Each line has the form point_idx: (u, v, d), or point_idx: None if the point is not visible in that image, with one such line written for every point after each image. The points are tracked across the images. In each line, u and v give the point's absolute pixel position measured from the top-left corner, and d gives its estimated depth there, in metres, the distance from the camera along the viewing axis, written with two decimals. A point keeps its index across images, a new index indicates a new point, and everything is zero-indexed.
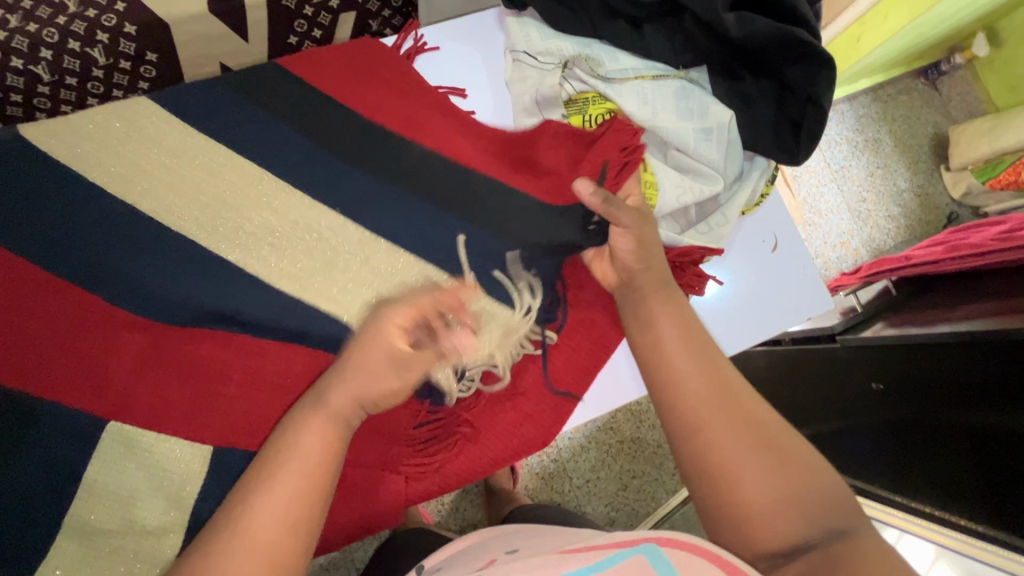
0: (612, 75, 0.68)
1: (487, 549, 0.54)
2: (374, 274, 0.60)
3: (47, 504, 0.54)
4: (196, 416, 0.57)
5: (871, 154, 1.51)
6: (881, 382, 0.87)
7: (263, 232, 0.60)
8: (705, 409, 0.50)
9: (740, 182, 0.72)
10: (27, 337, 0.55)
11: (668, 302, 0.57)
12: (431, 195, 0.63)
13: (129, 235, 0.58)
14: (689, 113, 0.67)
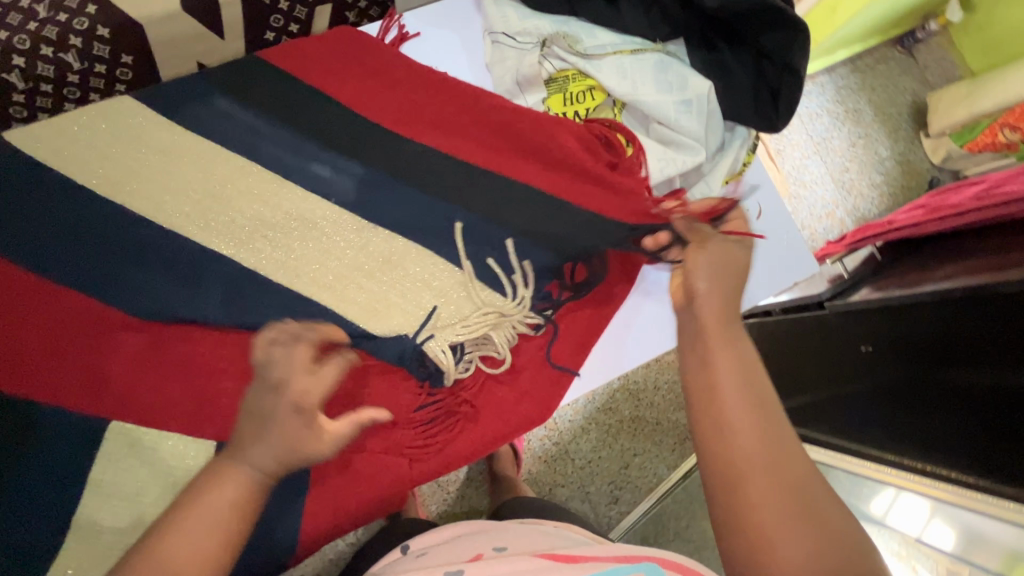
0: (591, 51, 0.68)
1: (473, 541, 0.59)
2: (366, 262, 0.62)
3: (54, 505, 0.54)
4: (195, 412, 0.57)
5: (852, 124, 1.53)
6: (869, 343, 0.90)
7: (254, 225, 0.61)
8: (762, 464, 0.44)
9: (721, 153, 0.73)
10: (19, 341, 0.55)
11: (727, 342, 0.51)
12: (420, 184, 0.65)
13: (120, 234, 0.58)
14: (669, 86, 0.67)
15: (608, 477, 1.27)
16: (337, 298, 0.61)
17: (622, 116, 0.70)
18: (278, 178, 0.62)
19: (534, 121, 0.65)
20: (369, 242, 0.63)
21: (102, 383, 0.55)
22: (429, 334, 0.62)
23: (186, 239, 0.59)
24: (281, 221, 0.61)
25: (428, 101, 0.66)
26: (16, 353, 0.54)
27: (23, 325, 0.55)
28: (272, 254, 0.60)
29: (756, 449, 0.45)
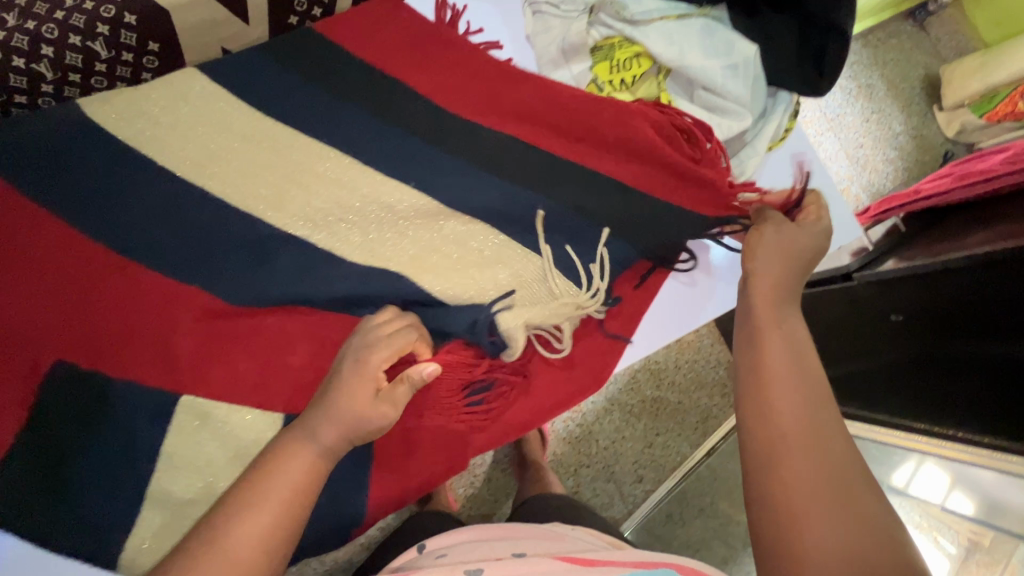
0: (638, 16, 0.68)
1: (489, 545, 0.59)
2: (422, 238, 0.61)
3: (126, 478, 0.55)
4: (265, 385, 0.57)
5: (866, 100, 1.52)
6: (899, 313, 0.87)
7: (303, 203, 0.60)
8: (809, 442, 0.42)
9: (764, 119, 0.73)
10: (81, 318, 0.54)
11: (781, 326, 0.50)
12: (461, 152, 0.64)
13: (175, 211, 0.58)
14: (715, 50, 0.67)
15: (632, 457, 1.27)
16: (384, 265, 0.59)
17: (666, 83, 0.69)
18: (331, 152, 0.62)
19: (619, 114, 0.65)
20: (411, 215, 0.62)
21: (173, 358, 0.56)
22: (505, 305, 0.60)
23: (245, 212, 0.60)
24: (330, 208, 0.60)
25: (479, 74, 0.67)
26: (86, 331, 0.54)
27: (91, 301, 0.54)
28: (326, 232, 0.59)
29: (793, 428, 0.43)
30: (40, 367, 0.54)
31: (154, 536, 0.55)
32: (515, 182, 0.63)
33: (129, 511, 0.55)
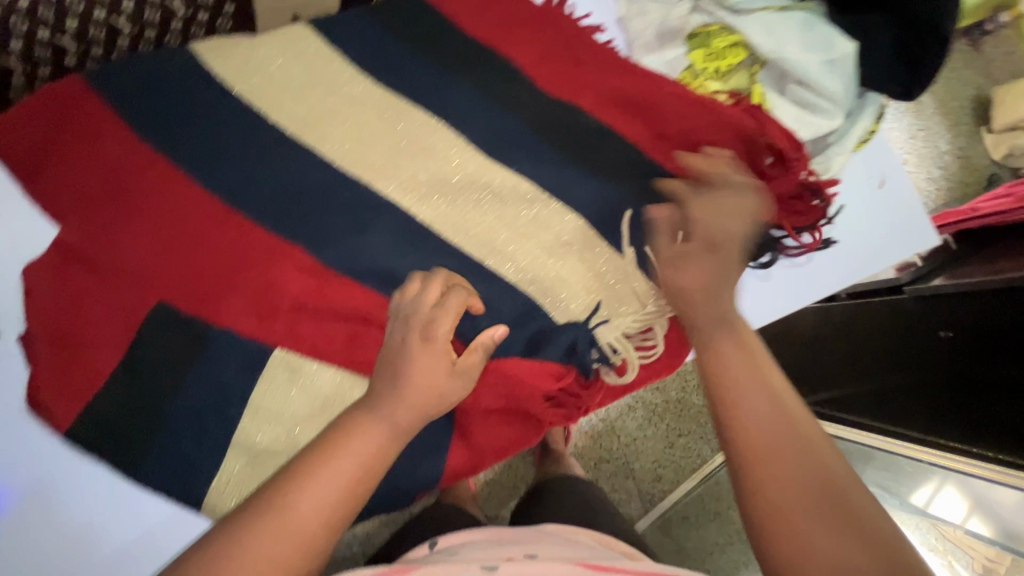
0: (741, 6, 0.68)
1: (501, 545, 0.58)
2: (507, 217, 0.63)
3: (218, 420, 0.59)
4: (353, 349, 0.60)
5: (913, 117, 1.48)
6: (950, 330, 0.84)
7: (405, 173, 0.64)
8: (772, 453, 0.46)
9: (850, 120, 0.72)
10: (201, 266, 0.60)
11: (725, 334, 0.53)
12: (543, 135, 0.66)
13: (281, 176, 0.63)
14: (814, 45, 0.67)
15: (653, 456, 1.29)
16: (464, 239, 0.63)
17: (759, 74, 0.69)
18: (436, 124, 0.66)
19: (705, 120, 0.65)
20: (488, 195, 0.64)
21: (271, 314, 0.59)
22: (602, 319, 0.64)
23: (349, 176, 0.64)
24: (429, 181, 0.64)
25: (582, 61, 0.69)
26: (194, 281, 0.60)
27: (201, 256, 0.60)
28: (428, 197, 0.64)
29: (762, 438, 0.47)
30: (143, 309, 0.59)
31: (238, 480, 0.58)
32: (596, 172, 0.64)
33: (221, 454, 0.58)
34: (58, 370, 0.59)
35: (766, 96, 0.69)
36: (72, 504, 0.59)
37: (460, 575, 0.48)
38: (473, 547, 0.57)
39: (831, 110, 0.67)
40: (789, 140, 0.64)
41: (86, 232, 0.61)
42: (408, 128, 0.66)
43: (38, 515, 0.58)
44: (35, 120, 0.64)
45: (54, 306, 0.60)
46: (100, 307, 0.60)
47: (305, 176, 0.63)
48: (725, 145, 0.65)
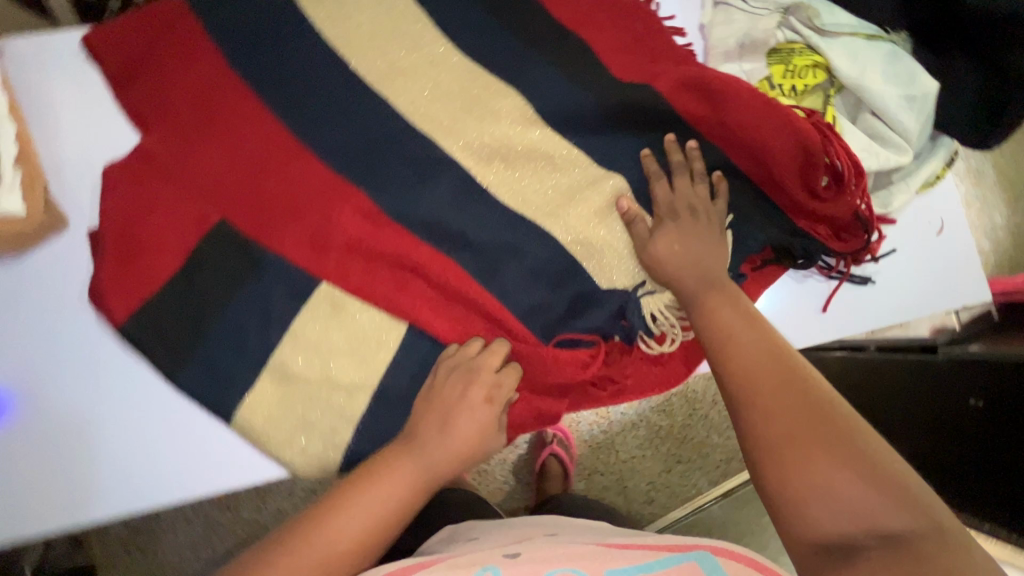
0: (830, 27, 0.67)
1: (516, 532, 0.62)
2: (565, 187, 0.67)
3: (262, 341, 0.63)
4: (397, 297, 0.64)
5: (971, 185, 1.45)
6: (981, 398, 0.80)
7: (470, 133, 0.67)
8: (760, 387, 0.53)
9: (917, 161, 0.71)
10: (274, 197, 0.65)
11: (718, 294, 0.61)
12: (607, 127, 0.68)
13: (355, 125, 0.67)
14: (896, 78, 0.66)
15: (648, 477, 1.42)
16: (514, 216, 0.66)
17: (833, 98, 0.69)
18: (507, 90, 0.68)
19: (772, 125, 0.64)
20: (544, 178, 0.67)
21: (324, 248, 0.64)
22: (648, 291, 0.68)
23: (416, 131, 0.67)
24: (492, 145, 0.67)
25: (657, 57, 0.70)
26: (258, 206, 0.65)
27: (268, 184, 0.66)
28: (489, 162, 0.67)
29: (759, 371, 0.54)
30: (206, 224, 0.65)
31: (267, 400, 0.61)
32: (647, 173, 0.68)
33: (256, 372, 0.62)
34: (120, 266, 0.63)
35: (839, 121, 0.68)
36: (133, 411, 0.62)
37: (484, 560, 0.51)
38: (489, 536, 0.62)
39: (903, 147, 0.67)
40: (850, 161, 0.65)
41: (167, 145, 0.66)
42: (479, 98, 0.68)
43: (101, 415, 0.61)
44: (137, 35, 0.68)
45: (126, 205, 0.64)
46: (166, 214, 0.65)
47: (377, 128, 0.67)
48: (783, 155, 0.65)
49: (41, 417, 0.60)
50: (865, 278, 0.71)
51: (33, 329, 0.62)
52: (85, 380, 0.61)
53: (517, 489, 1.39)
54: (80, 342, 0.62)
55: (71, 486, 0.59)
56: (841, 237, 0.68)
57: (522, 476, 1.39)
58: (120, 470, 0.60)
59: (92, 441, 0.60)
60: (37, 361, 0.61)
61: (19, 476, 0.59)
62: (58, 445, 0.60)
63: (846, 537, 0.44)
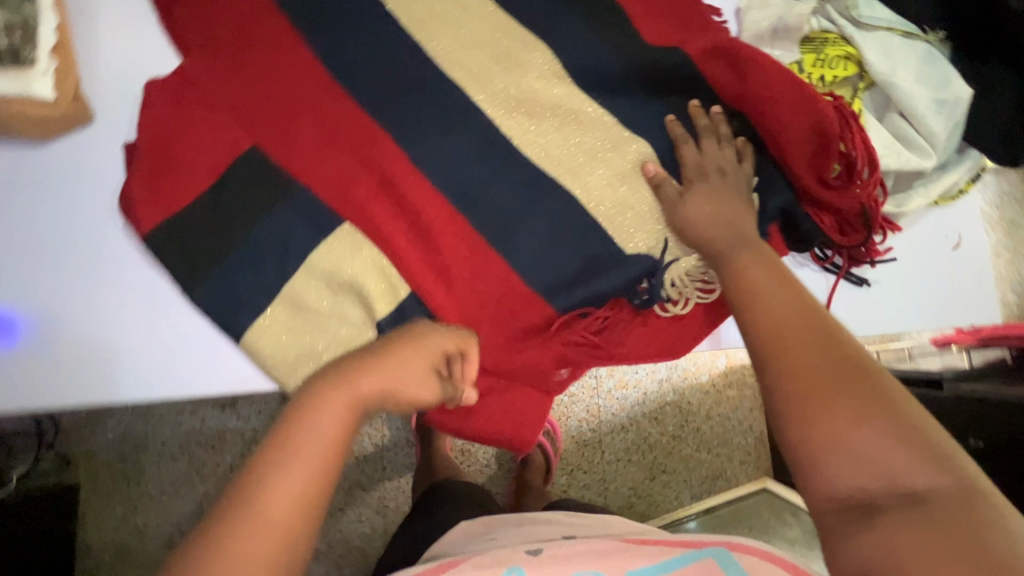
0: (865, 19, 0.67)
1: (539, 531, 0.69)
2: (588, 145, 0.69)
3: (272, 264, 0.65)
4: (409, 234, 0.67)
5: (1003, 235, 1.44)
6: (979, 439, 0.85)
7: (497, 87, 0.68)
8: (787, 342, 0.51)
9: (941, 171, 0.71)
10: (297, 120, 0.67)
11: (750, 253, 0.61)
12: (630, 105, 0.69)
13: (385, 62, 0.68)
14: (927, 80, 0.66)
15: (630, 483, 1.42)
16: (530, 177, 0.68)
17: (862, 94, 0.69)
18: (539, 45, 0.69)
19: (794, 106, 0.64)
20: (565, 145, 0.69)
21: (346, 187, 0.66)
22: (672, 257, 0.69)
23: (445, 77, 0.68)
24: (518, 97, 0.68)
25: (692, 34, 0.69)
26: (288, 138, 0.67)
27: (300, 118, 0.67)
28: (514, 113, 0.68)
29: (787, 324, 0.53)
30: (236, 149, 0.66)
31: (273, 322, 0.64)
32: (665, 152, 0.69)
33: (265, 295, 0.64)
34: (149, 180, 0.64)
35: (864, 116, 0.68)
36: (145, 311, 0.66)
37: (510, 560, 0.56)
38: (513, 535, 0.68)
39: (926, 148, 0.66)
40: (865, 151, 0.64)
41: (207, 70, 0.68)
42: (510, 57, 0.69)
43: (115, 312, 0.66)
44: None
45: (160, 120, 0.65)
46: (199, 134, 0.66)
47: (407, 69, 0.68)
48: (800, 139, 0.65)
49: (60, 308, 0.65)
50: (863, 280, 0.73)
51: (58, 236, 0.66)
52: (103, 281, 0.66)
53: (498, 475, 1.38)
54: (101, 246, 0.66)
55: (85, 375, 0.64)
56: (845, 231, 0.68)
57: (504, 463, 1.38)
58: (131, 364, 0.66)
59: (106, 336, 0.65)
60: (60, 261, 0.65)
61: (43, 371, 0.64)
62: (75, 338, 0.65)
63: (862, 493, 0.43)
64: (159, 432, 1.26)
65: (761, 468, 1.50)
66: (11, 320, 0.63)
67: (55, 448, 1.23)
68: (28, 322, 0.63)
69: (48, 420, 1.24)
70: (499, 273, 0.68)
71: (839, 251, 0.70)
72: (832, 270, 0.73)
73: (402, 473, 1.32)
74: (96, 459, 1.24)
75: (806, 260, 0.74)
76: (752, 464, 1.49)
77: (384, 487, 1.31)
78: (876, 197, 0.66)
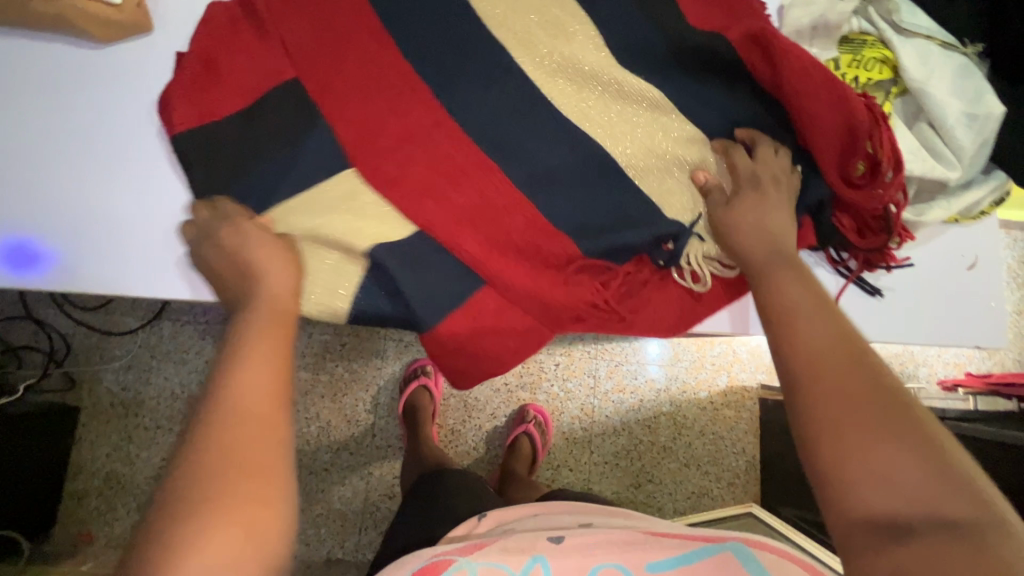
0: (906, 25, 0.68)
1: (555, 519, 0.67)
2: (616, 119, 0.71)
3: (299, 190, 0.68)
4: (433, 178, 0.69)
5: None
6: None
7: (538, 51, 0.70)
8: (831, 367, 0.47)
9: (965, 189, 0.71)
10: (343, 55, 0.70)
11: (784, 267, 0.58)
12: (664, 85, 0.71)
13: (434, 14, 0.70)
14: (961, 92, 0.67)
15: (615, 487, 1.41)
16: (557, 143, 0.70)
17: (893, 100, 0.70)
18: (585, 16, 0.71)
19: (826, 102, 0.65)
20: (594, 117, 0.71)
21: (382, 129, 0.69)
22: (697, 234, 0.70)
23: (490, 35, 0.70)
24: (560, 63, 0.70)
25: (737, 18, 0.70)
26: (334, 74, 0.69)
27: (348, 56, 0.70)
28: (550, 77, 0.70)
29: (823, 344, 0.49)
30: (285, 80, 0.69)
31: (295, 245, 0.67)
32: (691, 134, 0.71)
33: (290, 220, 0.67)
34: (197, 99, 0.67)
35: (892, 118, 0.69)
36: (171, 222, 0.70)
37: (534, 550, 0.55)
38: (526, 523, 0.67)
39: (951, 160, 0.67)
40: (892, 152, 0.65)
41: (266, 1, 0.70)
42: (553, 24, 0.71)
43: (146, 222, 0.69)
44: None
45: (216, 42, 0.69)
46: (249, 63, 0.69)
47: (455, 23, 0.70)
48: (827, 136, 0.66)
49: (100, 211, 0.69)
50: (873, 290, 0.74)
51: (102, 144, 0.69)
52: (140, 191, 0.69)
53: (484, 460, 1.38)
54: (142, 159, 0.70)
55: (111, 277, 0.68)
56: (863, 233, 0.70)
57: (492, 448, 1.39)
58: (153, 273, 0.69)
59: (135, 243, 0.69)
60: (103, 169, 0.69)
61: (72, 269, 0.68)
62: (109, 241, 0.69)
63: (894, 518, 0.40)
64: (163, 368, 1.30)
65: (748, 493, 1.47)
66: (51, 218, 0.68)
67: (62, 367, 1.27)
68: (67, 226, 0.68)
69: (60, 339, 1.28)
70: (517, 225, 0.70)
71: (855, 254, 0.71)
72: (841, 273, 0.74)
73: (391, 445, 1.34)
74: (100, 383, 1.28)
75: (820, 260, 0.74)
76: (740, 487, 1.46)
77: (372, 456, 1.33)
78: (898, 200, 0.67)
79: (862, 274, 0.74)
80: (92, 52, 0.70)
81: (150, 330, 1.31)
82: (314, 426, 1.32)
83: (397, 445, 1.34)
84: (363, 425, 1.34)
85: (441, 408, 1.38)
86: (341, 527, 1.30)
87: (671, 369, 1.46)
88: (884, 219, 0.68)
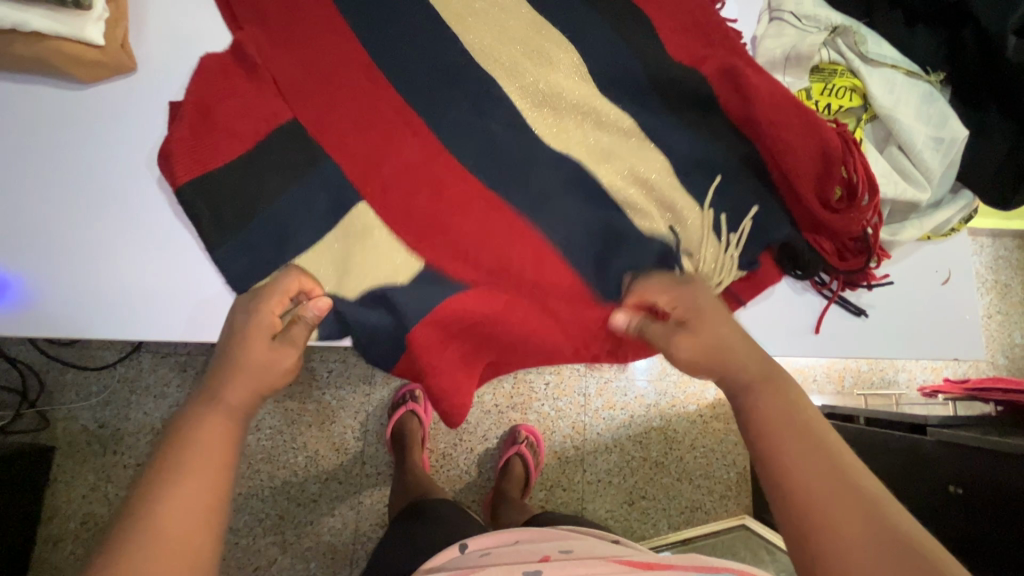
0: (872, 55, 0.72)
1: (532, 545, 0.65)
2: (600, 148, 0.72)
3: (288, 226, 0.68)
4: (424, 208, 0.70)
5: (997, 297, 1.49)
6: (960, 486, 0.84)
7: (523, 85, 0.72)
8: (826, 507, 0.44)
9: (936, 208, 0.75)
10: (332, 88, 0.71)
11: (757, 383, 0.54)
12: (646, 113, 0.73)
13: (421, 49, 0.72)
14: (926, 118, 0.71)
15: (609, 504, 1.41)
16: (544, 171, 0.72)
17: (863, 125, 0.74)
18: (567, 48, 0.73)
19: (798, 132, 0.68)
20: (579, 146, 0.72)
21: (373, 162, 0.70)
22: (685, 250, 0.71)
23: (476, 70, 0.72)
24: (544, 95, 0.72)
25: (712, 49, 0.73)
26: (324, 108, 0.70)
27: (339, 91, 0.71)
28: (534, 109, 0.72)
29: (811, 478, 0.46)
30: (272, 116, 0.69)
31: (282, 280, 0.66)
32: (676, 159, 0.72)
33: (278, 256, 0.67)
34: (181, 141, 0.66)
35: (864, 143, 0.73)
36: (152, 258, 0.68)
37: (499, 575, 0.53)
38: (516, 543, 0.67)
39: (923, 183, 0.71)
40: (865, 176, 0.68)
41: (252, 37, 0.71)
42: (535, 57, 0.72)
43: (131, 257, 0.68)
44: None
45: (200, 81, 0.68)
46: (240, 102, 0.68)
47: (442, 58, 0.72)
48: (803, 164, 0.69)
49: (81, 248, 0.67)
50: (858, 309, 0.76)
51: (79, 181, 0.68)
52: (124, 226, 0.68)
53: (476, 484, 1.37)
54: (126, 194, 0.69)
55: (92, 314, 0.67)
56: (844, 256, 0.72)
57: (484, 471, 1.37)
58: (136, 311, 0.68)
59: (116, 280, 0.67)
60: (84, 205, 0.68)
61: (49, 308, 0.66)
62: (86, 279, 0.67)
63: None
64: (142, 402, 1.26)
65: (740, 505, 1.47)
66: (26, 258, 0.66)
67: (36, 407, 1.23)
68: (42, 265, 0.66)
69: (32, 377, 1.24)
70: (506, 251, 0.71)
71: (836, 276, 0.74)
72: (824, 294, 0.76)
73: (382, 472, 1.31)
74: (75, 422, 1.24)
75: (807, 286, 0.76)
76: (733, 500, 1.46)
77: (361, 484, 1.30)
78: (873, 223, 0.70)
79: (845, 294, 0.77)
80: (69, 91, 0.69)
81: (129, 363, 1.27)
82: (302, 456, 1.29)
83: (388, 472, 1.31)
84: (352, 454, 1.31)
85: (432, 432, 1.37)
86: (332, 560, 1.27)
87: (660, 385, 1.47)
88: (862, 240, 0.71)
